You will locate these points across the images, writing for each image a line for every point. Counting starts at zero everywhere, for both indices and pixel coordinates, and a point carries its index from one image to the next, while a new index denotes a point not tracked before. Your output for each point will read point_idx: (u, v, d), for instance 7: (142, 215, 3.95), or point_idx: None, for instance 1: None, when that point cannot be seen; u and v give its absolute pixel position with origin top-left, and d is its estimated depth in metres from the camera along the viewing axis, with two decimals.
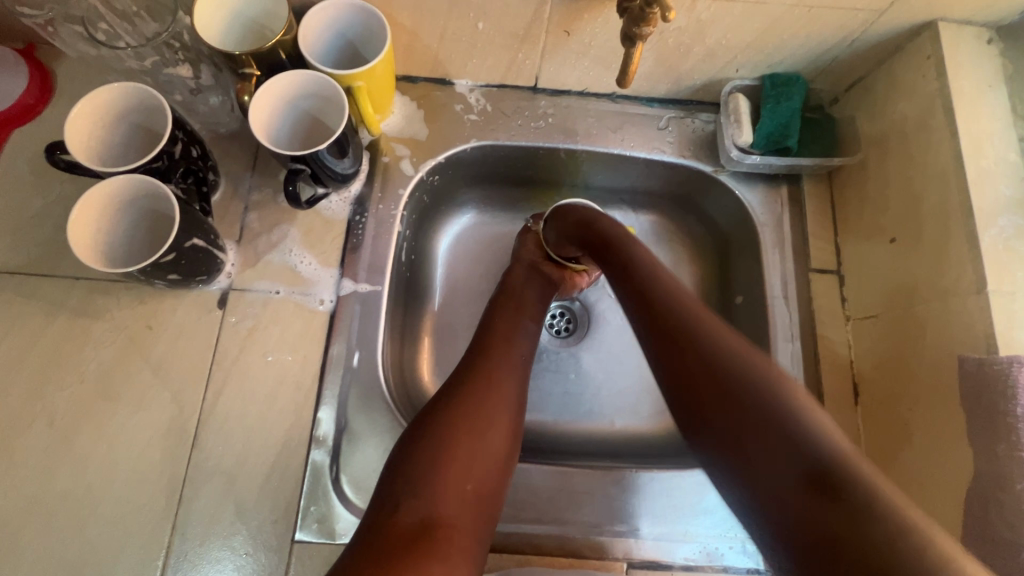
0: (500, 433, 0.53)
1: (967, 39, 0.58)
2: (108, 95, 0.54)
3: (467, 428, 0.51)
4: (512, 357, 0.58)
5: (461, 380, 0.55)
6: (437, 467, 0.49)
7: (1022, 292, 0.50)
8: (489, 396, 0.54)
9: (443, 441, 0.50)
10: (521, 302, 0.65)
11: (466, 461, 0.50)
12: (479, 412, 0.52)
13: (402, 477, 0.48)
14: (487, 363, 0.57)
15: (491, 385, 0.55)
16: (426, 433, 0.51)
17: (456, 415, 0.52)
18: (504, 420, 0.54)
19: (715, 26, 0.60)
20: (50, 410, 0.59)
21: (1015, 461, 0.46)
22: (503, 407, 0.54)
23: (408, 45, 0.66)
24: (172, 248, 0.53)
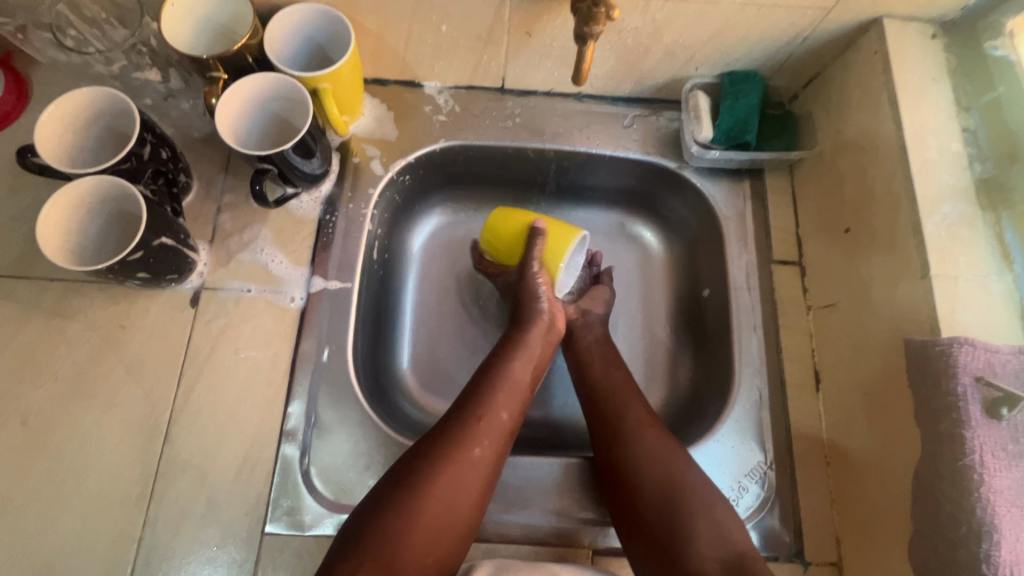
0: (474, 498, 0.53)
1: (912, 35, 0.60)
2: (79, 99, 0.56)
3: (440, 494, 0.51)
4: (505, 420, 0.58)
5: (446, 441, 0.54)
6: (404, 532, 0.49)
7: (964, 277, 0.52)
8: (467, 457, 0.54)
9: (415, 504, 0.50)
10: (520, 356, 0.63)
11: (433, 528, 0.50)
12: (457, 477, 0.53)
13: (368, 533, 0.49)
14: (475, 423, 0.56)
15: (477, 450, 0.54)
16: (402, 491, 0.51)
17: (433, 481, 0.52)
18: (478, 486, 0.54)
19: (671, 26, 0.62)
20: (24, 408, 0.60)
21: (957, 438, 0.47)
22: (483, 472, 0.54)
23: (375, 48, 0.68)
24: (140, 247, 0.54)
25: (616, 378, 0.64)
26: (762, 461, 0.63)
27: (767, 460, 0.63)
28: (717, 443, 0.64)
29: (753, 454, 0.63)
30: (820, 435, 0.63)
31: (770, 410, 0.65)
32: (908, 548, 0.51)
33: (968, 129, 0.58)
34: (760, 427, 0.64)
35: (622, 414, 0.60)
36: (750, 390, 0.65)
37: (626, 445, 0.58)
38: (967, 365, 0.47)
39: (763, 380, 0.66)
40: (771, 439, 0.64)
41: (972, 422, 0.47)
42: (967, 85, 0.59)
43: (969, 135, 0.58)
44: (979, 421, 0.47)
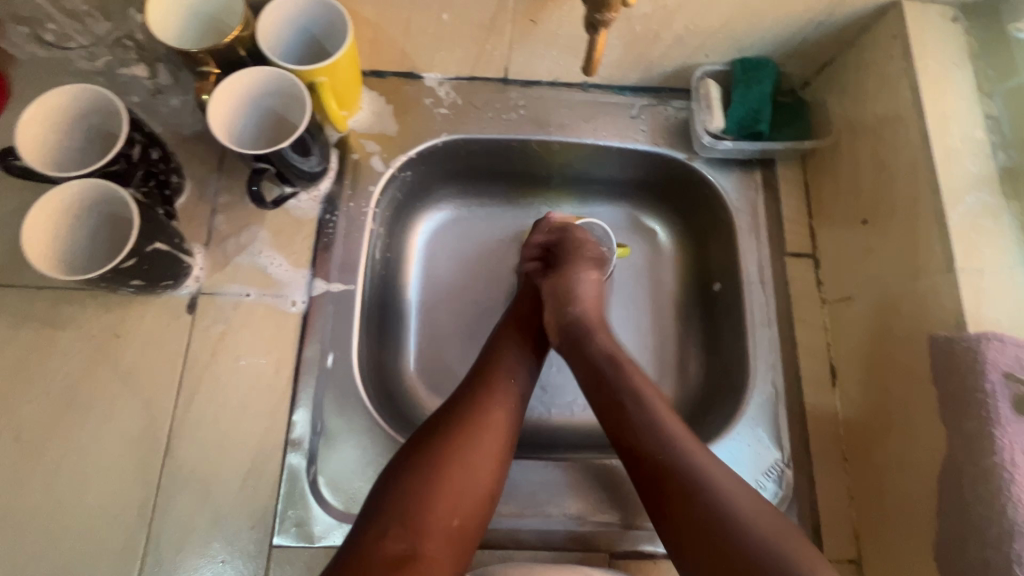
0: (497, 457, 0.52)
1: (932, 18, 0.58)
2: (62, 98, 0.53)
3: (462, 449, 0.50)
4: (515, 382, 0.57)
5: (460, 402, 0.54)
6: (427, 489, 0.48)
7: (989, 270, 0.51)
8: (490, 421, 0.53)
9: (435, 461, 0.49)
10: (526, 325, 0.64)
11: (459, 486, 0.49)
12: (477, 434, 0.52)
13: (390, 497, 0.47)
14: (486, 385, 0.56)
15: (492, 408, 0.54)
16: (418, 452, 0.50)
17: (452, 436, 0.51)
18: (501, 446, 0.52)
19: (682, 11, 0.60)
20: (16, 423, 0.57)
21: (986, 436, 0.46)
22: (502, 430, 0.53)
23: (373, 39, 0.65)
24: (133, 253, 0.52)
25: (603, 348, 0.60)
26: (779, 459, 0.62)
27: (785, 457, 0.62)
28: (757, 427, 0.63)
29: (770, 452, 0.62)
30: (838, 433, 0.62)
31: (786, 406, 0.63)
32: (933, 547, 0.50)
33: (991, 115, 0.56)
34: (777, 425, 0.63)
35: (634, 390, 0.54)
36: (766, 386, 0.64)
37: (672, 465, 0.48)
38: (996, 361, 0.46)
39: (779, 376, 0.64)
40: (787, 435, 0.62)
41: (1001, 420, 0.46)
42: (989, 70, 0.57)
43: (992, 122, 0.56)
44: (1009, 419, 0.46)
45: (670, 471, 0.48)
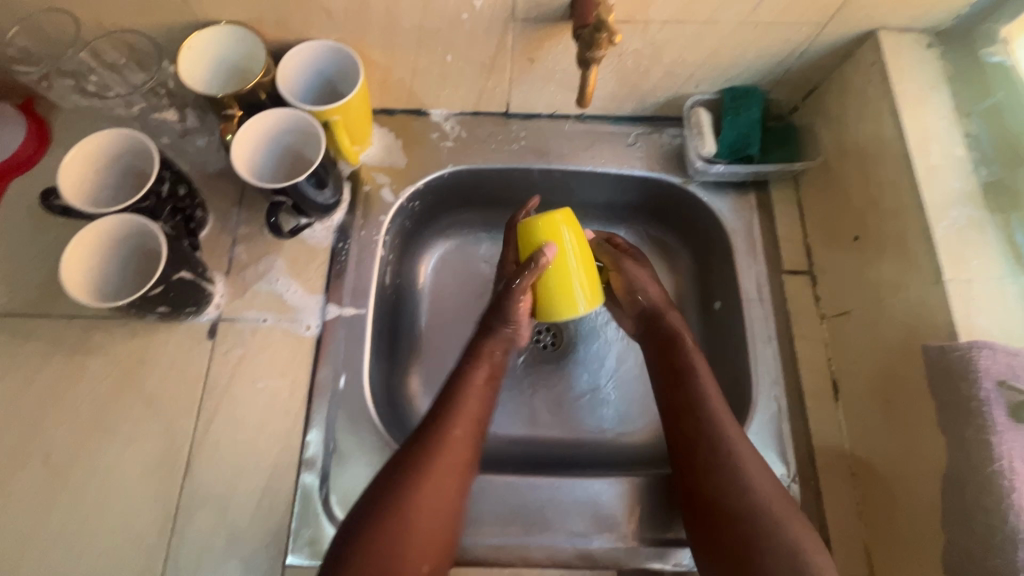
0: (455, 508, 0.53)
1: (907, 45, 0.62)
2: (99, 142, 0.58)
3: (424, 510, 0.51)
4: (470, 425, 0.56)
5: (416, 457, 0.53)
6: (392, 551, 0.48)
7: (978, 280, 0.52)
8: (448, 452, 0.54)
9: (396, 525, 0.49)
10: (484, 360, 0.61)
11: (422, 542, 0.50)
12: (437, 491, 0.52)
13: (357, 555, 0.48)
14: (445, 431, 0.54)
15: (449, 462, 0.53)
16: (378, 514, 0.50)
17: (411, 495, 0.51)
18: (459, 471, 0.54)
19: (670, 46, 0.64)
20: (46, 445, 0.60)
21: (984, 444, 0.47)
22: (459, 461, 0.54)
23: (382, 80, 0.70)
24: (161, 281, 0.55)
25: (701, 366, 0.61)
26: (785, 474, 0.62)
27: (790, 472, 0.62)
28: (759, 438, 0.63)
29: (775, 467, 0.62)
30: (843, 445, 0.63)
31: (789, 422, 0.64)
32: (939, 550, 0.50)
33: (970, 134, 0.58)
34: (781, 439, 0.63)
35: (699, 402, 0.57)
36: (768, 402, 0.65)
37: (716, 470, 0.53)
38: (989, 369, 0.47)
39: (781, 391, 0.65)
40: (792, 450, 0.63)
41: (998, 427, 0.46)
42: (967, 91, 0.60)
43: (972, 140, 0.58)
44: (1005, 426, 0.46)
45: (737, 487, 0.52)
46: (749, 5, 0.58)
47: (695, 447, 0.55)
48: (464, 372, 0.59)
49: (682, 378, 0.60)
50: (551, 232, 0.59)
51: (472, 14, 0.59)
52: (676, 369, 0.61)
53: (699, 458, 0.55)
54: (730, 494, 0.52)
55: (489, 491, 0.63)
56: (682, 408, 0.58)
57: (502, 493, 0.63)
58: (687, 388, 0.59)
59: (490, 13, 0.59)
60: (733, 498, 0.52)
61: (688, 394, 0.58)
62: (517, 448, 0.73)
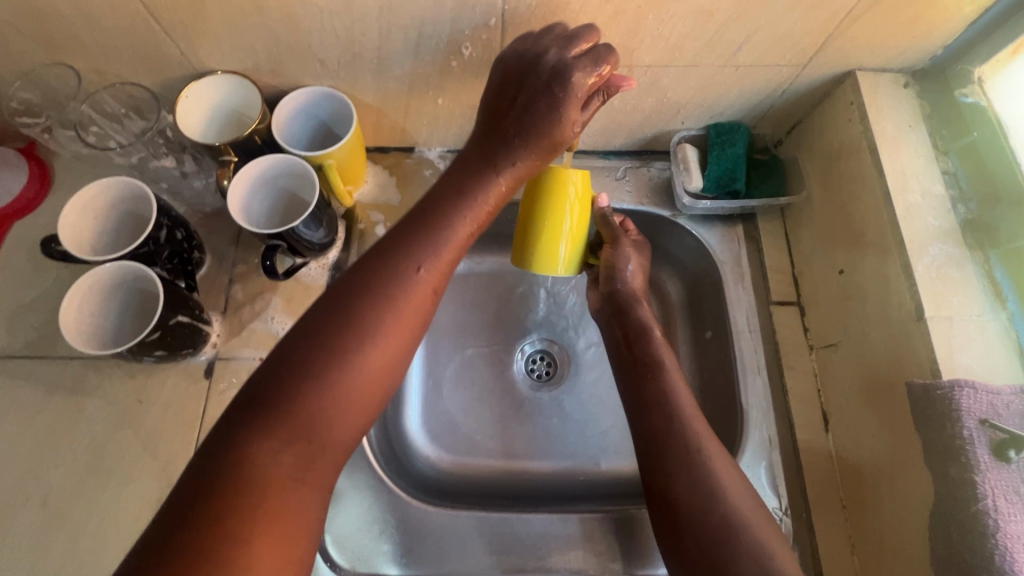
0: (405, 355, 0.46)
1: (884, 85, 0.64)
2: (100, 190, 0.60)
3: (373, 352, 0.43)
4: (434, 276, 0.47)
5: (372, 294, 0.45)
6: (327, 406, 0.41)
7: (958, 318, 0.54)
8: (396, 304, 0.45)
9: (324, 374, 0.42)
10: (466, 201, 0.51)
11: (364, 392, 0.43)
12: (392, 333, 0.44)
13: (286, 402, 0.40)
14: (408, 272, 0.46)
15: (411, 307, 0.45)
16: (326, 331, 0.43)
17: (360, 334, 0.43)
18: (410, 326, 0.45)
19: (654, 88, 0.66)
20: (44, 488, 0.61)
21: (969, 483, 0.47)
22: (410, 314, 0.45)
23: (376, 122, 0.72)
24: (159, 326, 0.57)
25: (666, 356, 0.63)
26: (777, 506, 0.62)
27: (783, 505, 0.62)
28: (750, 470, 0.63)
29: (768, 500, 0.62)
30: (834, 478, 0.63)
31: (781, 454, 0.64)
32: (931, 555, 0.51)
33: (947, 172, 0.61)
34: (773, 472, 0.63)
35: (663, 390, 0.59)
36: (759, 434, 0.65)
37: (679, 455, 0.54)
38: (970, 408, 0.48)
39: (772, 422, 0.66)
40: (784, 482, 0.63)
41: (981, 466, 0.47)
42: (943, 129, 0.62)
43: (949, 178, 0.60)
44: (988, 465, 0.47)
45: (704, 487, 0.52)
46: (730, 49, 0.60)
47: (663, 461, 0.55)
48: (439, 207, 0.50)
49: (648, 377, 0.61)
50: (558, 186, 0.60)
51: (463, 61, 0.61)
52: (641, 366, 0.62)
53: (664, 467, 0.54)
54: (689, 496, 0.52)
55: (483, 527, 0.63)
56: (650, 403, 0.59)
57: (497, 527, 0.63)
58: (655, 387, 0.60)
59: (480, 60, 0.61)
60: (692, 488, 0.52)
61: (655, 393, 0.59)
62: (513, 480, 0.74)
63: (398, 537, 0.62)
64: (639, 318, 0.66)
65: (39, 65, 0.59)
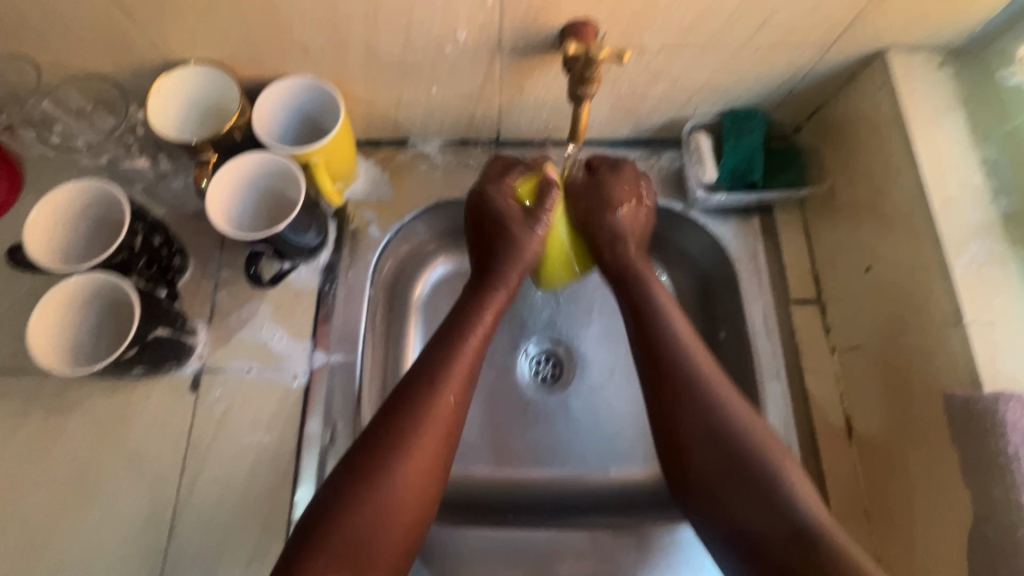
0: (437, 472, 0.51)
1: (917, 65, 0.59)
2: (66, 195, 0.56)
3: (402, 470, 0.49)
4: (460, 388, 0.54)
5: (400, 422, 0.51)
6: (365, 530, 0.47)
7: (1001, 321, 0.50)
8: (428, 420, 0.51)
9: (367, 492, 0.48)
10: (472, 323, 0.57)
11: (405, 511, 0.48)
12: (418, 456, 0.50)
13: (331, 527, 0.46)
14: (427, 393, 0.52)
15: (436, 425, 0.51)
16: (361, 465, 0.49)
17: (389, 463, 0.49)
18: (441, 442, 0.51)
19: (666, 73, 0.61)
20: (24, 510, 0.58)
21: (1013, 503, 0.44)
22: (443, 426, 0.51)
23: (366, 113, 0.67)
24: (135, 342, 0.53)
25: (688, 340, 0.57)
26: None
27: None
28: None
29: None
30: (858, 490, 0.59)
31: (802, 463, 0.60)
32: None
33: (987, 160, 0.56)
34: None
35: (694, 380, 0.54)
36: (779, 442, 0.61)
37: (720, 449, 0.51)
38: (1017, 423, 0.45)
39: (793, 431, 0.62)
40: None
41: None
42: (982, 114, 0.57)
43: (989, 167, 0.56)
44: None
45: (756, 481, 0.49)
46: (750, 29, 0.55)
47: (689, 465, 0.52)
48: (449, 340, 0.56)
49: (686, 397, 0.53)
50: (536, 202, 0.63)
51: (457, 46, 0.56)
52: (667, 379, 0.54)
53: (712, 486, 0.51)
54: (744, 514, 0.49)
55: (489, 545, 0.60)
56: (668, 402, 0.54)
57: (503, 545, 0.61)
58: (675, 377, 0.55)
59: (476, 45, 0.56)
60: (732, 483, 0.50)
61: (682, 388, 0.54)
62: (519, 491, 0.70)
63: None
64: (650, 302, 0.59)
65: None
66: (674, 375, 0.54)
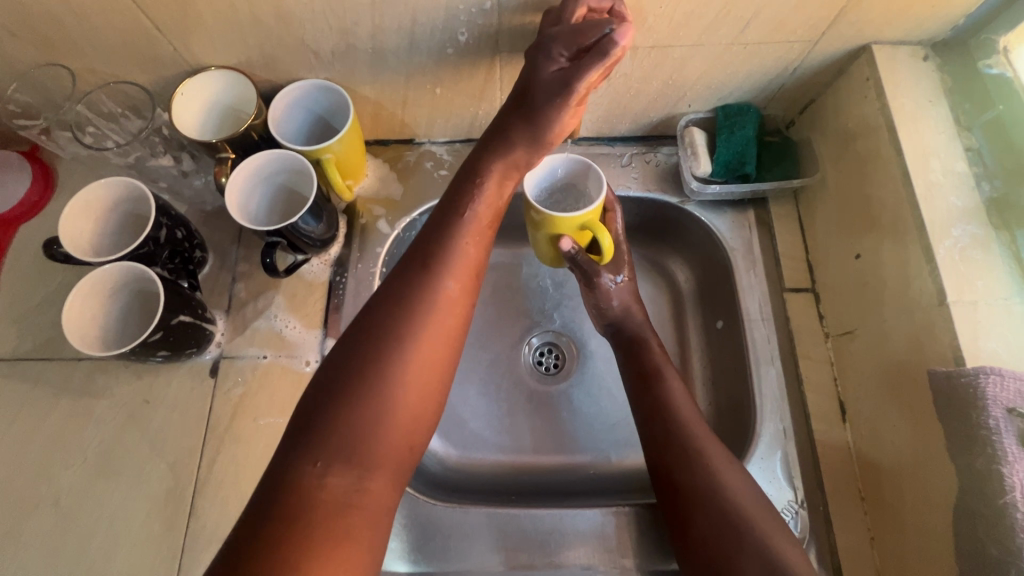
0: (435, 370, 0.47)
1: (903, 59, 0.61)
2: (98, 191, 0.60)
3: (403, 362, 0.45)
4: (466, 276, 0.50)
5: (392, 313, 0.47)
6: (361, 428, 0.43)
7: (983, 301, 0.52)
8: (427, 309, 0.47)
9: (364, 389, 0.43)
10: (461, 221, 0.52)
11: (407, 409, 0.45)
12: (418, 352, 0.46)
13: (323, 427, 0.42)
14: (418, 289, 0.48)
15: (438, 318, 0.47)
16: (351, 369, 0.44)
17: (386, 358, 0.45)
18: (442, 336, 0.47)
19: (659, 70, 0.64)
20: (55, 488, 0.61)
21: (995, 475, 0.46)
22: (442, 323, 0.48)
23: (375, 114, 0.70)
24: (161, 325, 0.56)
25: (658, 355, 0.65)
26: (792, 500, 0.60)
27: (798, 498, 0.60)
28: (755, 467, 0.61)
29: (783, 493, 0.60)
30: (851, 468, 0.61)
31: (796, 444, 0.62)
32: (951, 547, 0.49)
33: (971, 148, 0.58)
34: (788, 464, 0.61)
35: (670, 400, 0.61)
36: (774, 426, 0.63)
37: (688, 466, 0.56)
38: (997, 397, 0.46)
39: (787, 414, 0.63)
40: (800, 476, 0.61)
41: (1008, 457, 0.45)
42: (966, 104, 0.59)
43: (973, 154, 0.58)
44: (1016, 456, 0.46)
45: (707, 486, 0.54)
46: (737, 26, 0.57)
47: (674, 469, 0.57)
48: (439, 242, 0.51)
49: (650, 381, 0.63)
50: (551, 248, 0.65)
51: (459, 48, 0.60)
52: (657, 416, 0.60)
53: (681, 485, 0.56)
54: (705, 514, 0.53)
55: (490, 525, 0.63)
56: (651, 410, 0.61)
57: (502, 522, 0.63)
58: (654, 396, 0.62)
59: (477, 47, 0.59)
60: (699, 496, 0.54)
61: (656, 400, 0.61)
62: (520, 476, 0.72)
63: (405, 534, 0.62)
64: (653, 359, 0.65)
65: (34, 68, 0.59)
66: (670, 429, 0.59)
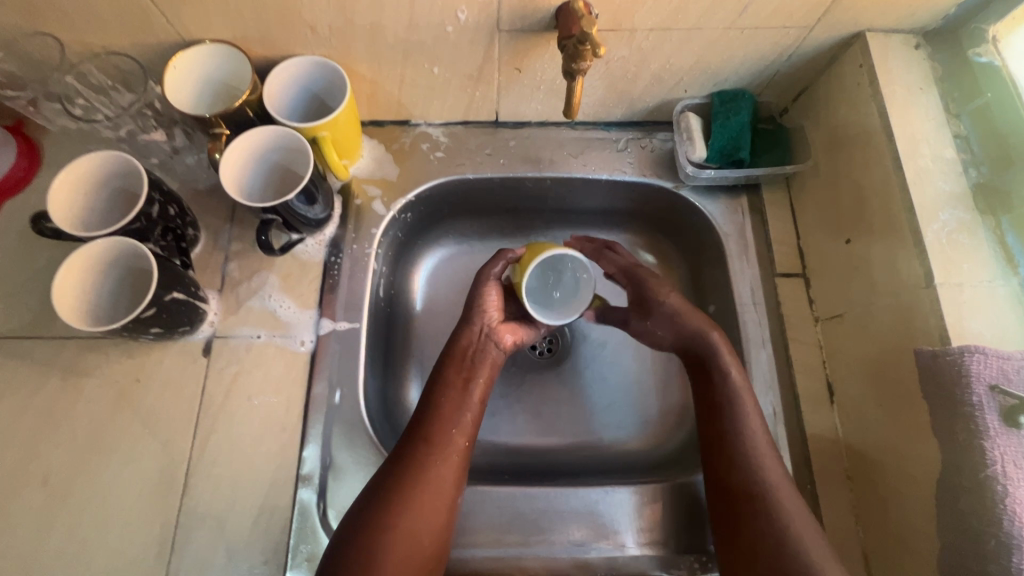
0: (445, 520, 0.55)
1: (895, 47, 0.62)
2: (88, 165, 0.59)
3: (407, 521, 0.53)
4: (466, 429, 0.59)
5: (406, 456, 0.56)
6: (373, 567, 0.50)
7: (969, 283, 0.53)
8: (427, 477, 0.55)
9: (383, 520, 0.52)
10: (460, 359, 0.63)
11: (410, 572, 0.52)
12: (419, 506, 0.54)
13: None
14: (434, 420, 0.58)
15: (433, 492, 0.55)
16: (361, 533, 0.52)
17: (391, 528, 0.52)
18: (440, 505, 0.55)
19: (657, 53, 0.64)
20: (44, 466, 0.60)
21: (976, 449, 0.47)
22: (452, 460, 0.57)
23: (371, 93, 0.70)
24: (154, 302, 0.56)
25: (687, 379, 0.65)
26: None
27: None
28: None
29: None
30: (838, 447, 0.62)
31: (785, 425, 0.64)
32: (933, 520, 0.51)
33: (959, 135, 0.59)
34: (777, 443, 0.63)
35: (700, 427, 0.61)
36: (764, 407, 0.64)
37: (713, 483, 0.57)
38: (980, 374, 0.48)
39: (777, 395, 0.65)
40: (788, 454, 0.63)
41: (990, 432, 0.47)
42: (955, 92, 0.61)
43: (961, 142, 0.59)
44: (998, 431, 0.47)
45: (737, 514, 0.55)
46: (735, 10, 0.58)
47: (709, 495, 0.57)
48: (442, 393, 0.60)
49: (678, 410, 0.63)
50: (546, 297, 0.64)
51: (458, 26, 0.59)
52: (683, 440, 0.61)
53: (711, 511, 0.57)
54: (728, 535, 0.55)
55: (485, 504, 0.63)
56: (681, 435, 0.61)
57: (497, 502, 0.63)
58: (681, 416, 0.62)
59: (476, 26, 0.59)
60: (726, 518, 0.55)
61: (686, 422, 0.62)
62: (513, 458, 0.73)
63: None
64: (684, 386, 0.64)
65: (18, 37, 0.57)
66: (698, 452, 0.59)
